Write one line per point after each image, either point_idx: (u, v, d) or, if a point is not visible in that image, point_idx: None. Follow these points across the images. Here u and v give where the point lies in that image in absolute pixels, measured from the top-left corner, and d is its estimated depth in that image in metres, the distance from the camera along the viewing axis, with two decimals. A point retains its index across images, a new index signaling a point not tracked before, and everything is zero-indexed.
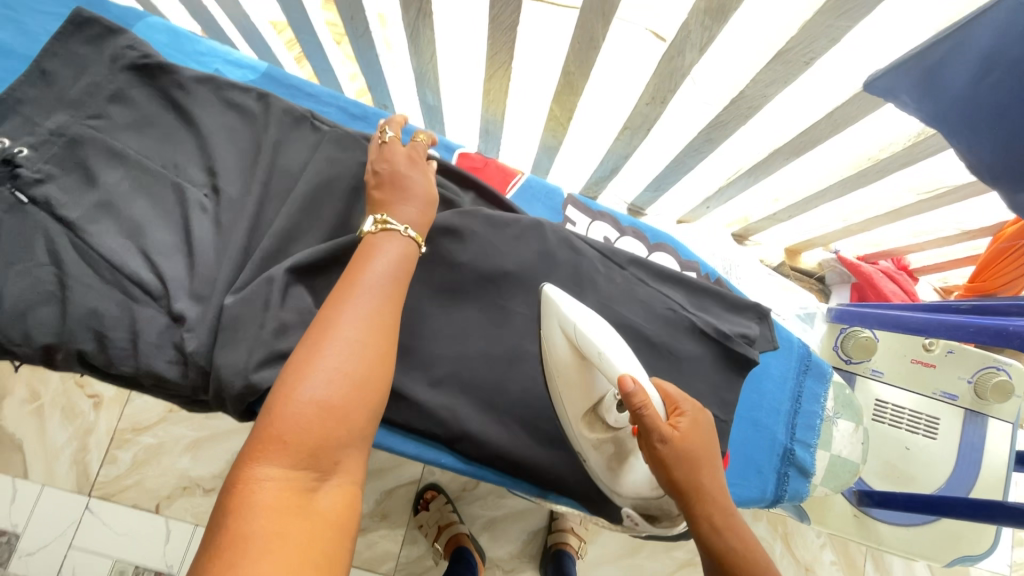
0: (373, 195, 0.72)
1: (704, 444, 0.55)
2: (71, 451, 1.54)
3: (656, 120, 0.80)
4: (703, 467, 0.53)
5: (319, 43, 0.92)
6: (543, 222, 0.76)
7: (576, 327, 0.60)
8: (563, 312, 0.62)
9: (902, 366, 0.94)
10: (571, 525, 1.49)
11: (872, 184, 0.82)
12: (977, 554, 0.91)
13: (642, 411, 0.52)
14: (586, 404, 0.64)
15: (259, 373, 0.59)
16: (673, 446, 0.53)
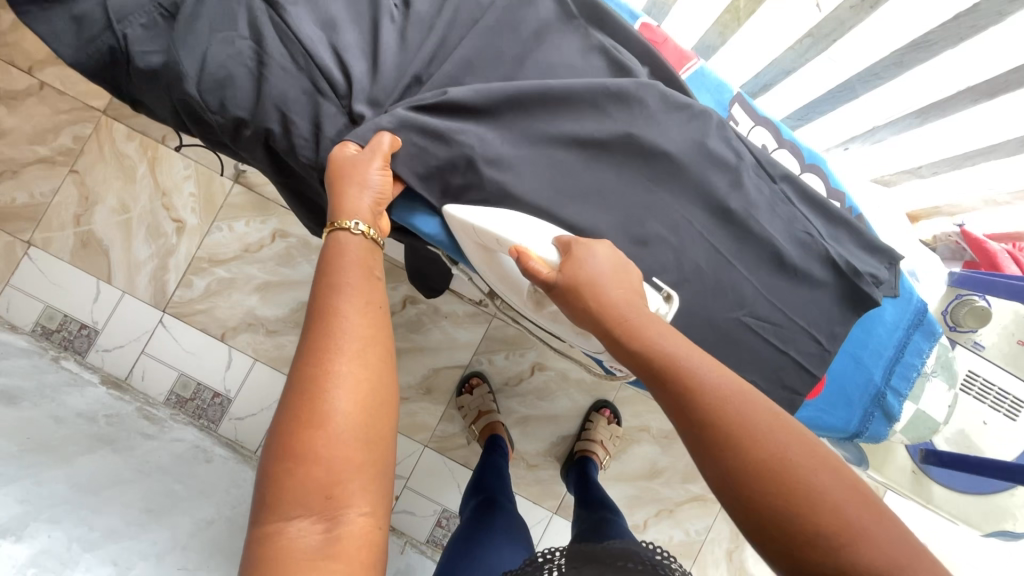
0: (558, 37, 0.69)
1: (595, 271, 0.60)
2: (151, 267, 1.62)
3: (849, 28, 0.78)
4: (596, 287, 0.59)
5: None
6: (710, 111, 0.73)
7: (476, 227, 0.63)
8: (470, 223, 0.63)
9: (1006, 345, 0.93)
10: (600, 438, 1.55)
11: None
12: (1015, 532, 0.95)
13: (529, 269, 0.61)
14: (519, 288, 0.70)
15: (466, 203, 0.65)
16: (565, 291, 0.60)
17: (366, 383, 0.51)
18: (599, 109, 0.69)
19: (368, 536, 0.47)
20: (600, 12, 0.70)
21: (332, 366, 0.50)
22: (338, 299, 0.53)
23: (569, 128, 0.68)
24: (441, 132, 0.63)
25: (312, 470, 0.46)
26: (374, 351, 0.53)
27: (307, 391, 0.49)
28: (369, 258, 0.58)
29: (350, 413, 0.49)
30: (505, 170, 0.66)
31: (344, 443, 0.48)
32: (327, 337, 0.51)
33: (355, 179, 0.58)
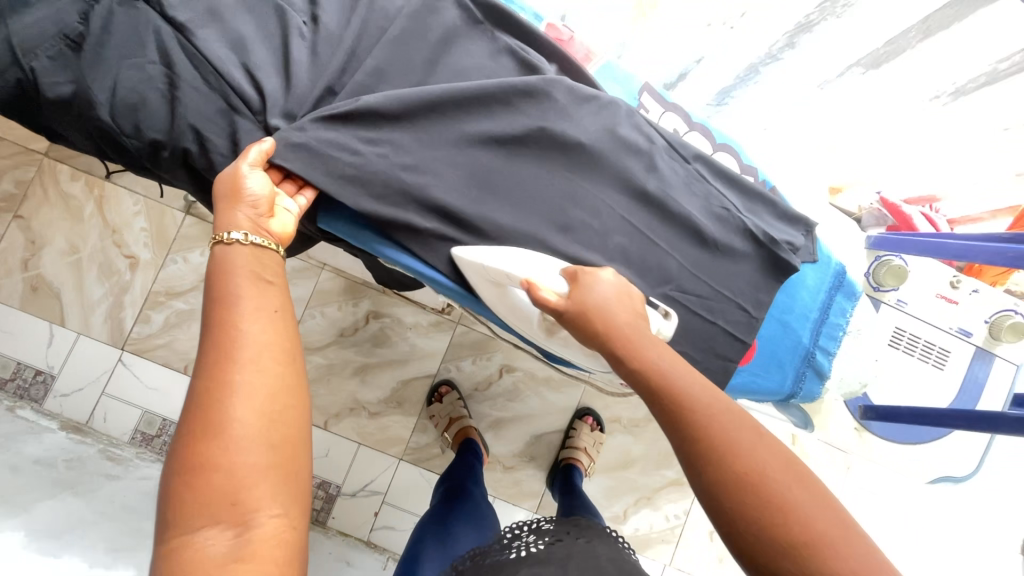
0: (465, 42, 0.72)
1: (603, 299, 0.65)
2: (107, 305, 1.60)
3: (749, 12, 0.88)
4: (600, 314, 0.64)
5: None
6: (618, 100, 0.77)
7: (482, 264, 0.68)
8: (477, 261, 0.69)
9: (928, 300, 0.99)
10: (584, 445, 1.58)
11: (957, 110, 0.90)
12: (960, 475, 0.99)
13: (539, 300, 0.66)
14: (531, 320, 0.74)
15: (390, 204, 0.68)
16: (583, 325, 0.64)
17: (264, 386, 0.51)
18: (511, 106, 0.72)
19: (278, 537, 0.47)
20: (504, 14, 0.73)
21: (230, 375, 0.50)
22: (233, 309, 0.53)
23: (484, 126, 0.71)
24: (357, 138, 0.66)
25: (213, 478, 0.46)
26: (274, 355, 0.53)
27: (205, 404, 0.49)
28: (258, 264, 0.58)
29: (250, 418, 0.49)
30: (425, 170, 0.70)
31: (246, 448, 0.48)
32: (225, 349, 0.51)
33: (234, 191, 0.60)
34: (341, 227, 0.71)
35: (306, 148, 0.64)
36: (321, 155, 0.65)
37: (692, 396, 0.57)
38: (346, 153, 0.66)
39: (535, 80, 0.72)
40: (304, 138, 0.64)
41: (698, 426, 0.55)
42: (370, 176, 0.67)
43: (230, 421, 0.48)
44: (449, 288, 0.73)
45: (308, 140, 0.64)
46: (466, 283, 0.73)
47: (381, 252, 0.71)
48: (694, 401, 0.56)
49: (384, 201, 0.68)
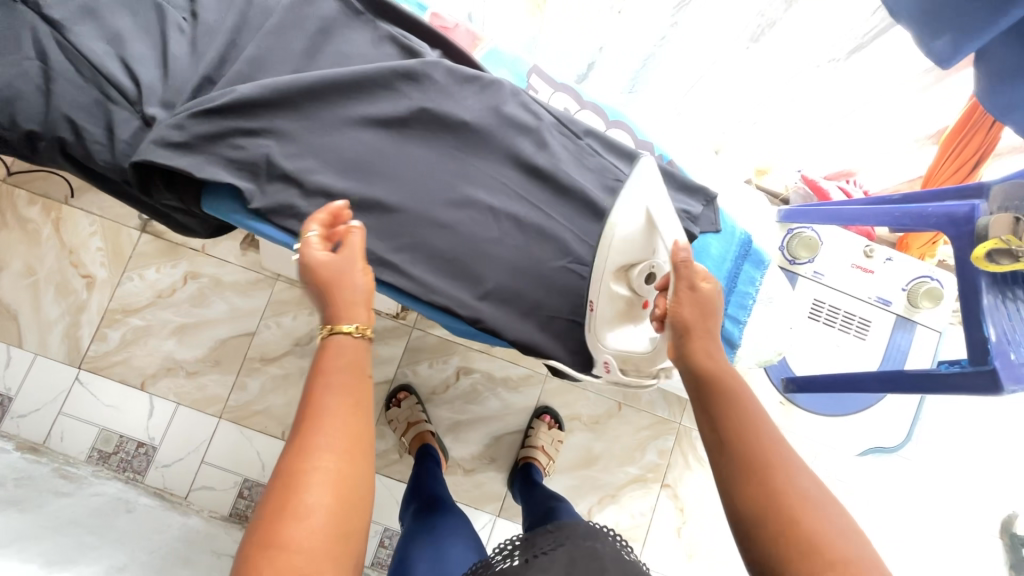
0: (346, 33, 0.75)
1: (706, 319, 0.64)
2: (63, 325, 1.62)
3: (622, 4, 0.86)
4: (699, 334, 0.63)
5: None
6: (503, 80, 0.79)
7: (631, 211, 0.72)
8: (623, 203, 0.73)
9: (843, 270, 1.00)
10: (541, 443, 1.56)
11: (854, 70, 0.83)
12: (889, 446, 0.98)
13: (677, 256, 0.66)
14: (617, 263, 0.75)
15: (272, 186, 0.69)
16: (677, 304, 0.65)
17: (346, 464, 0.49)
18: (393, 90, 0.74)
19: None
20: (384, 4, 0.76)
21: (318, 459, 0.48)
22: (327, 392, 0.52)
23: (366, 109, 0.73)
24: (237, 127, 0.68)
25: (286, 561, 0.43)
26: (360, 441, 0.51)
27: (287, 484, 0.46)
28: (359, 357, 0.56)
29: (327, 500, 0.46)
30: (310, 154, 0.71)
31: (321, 534, 0.45)
32: (311, 431, 0.49)
33: (335, 276, 0.60)
34: (220, 207, 0.69)
35: (185, 142, 0.65)
36: (200, 147, 0.66)
37: (761, 443, 0.55)
38: (225, 141, 0.67)
39: (414, 64, 0.74)
40: (180, 132, 0.64)
41: (757, 474, 0.53)
42: (251, 161, 0.68)
43: (307, 504, 0.45)
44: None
45: (185, 133, 0.65)
46: None
47: (265, 232, 0.70)
48: (761, 448, 0.54)
49: (267, 184, 0.69)
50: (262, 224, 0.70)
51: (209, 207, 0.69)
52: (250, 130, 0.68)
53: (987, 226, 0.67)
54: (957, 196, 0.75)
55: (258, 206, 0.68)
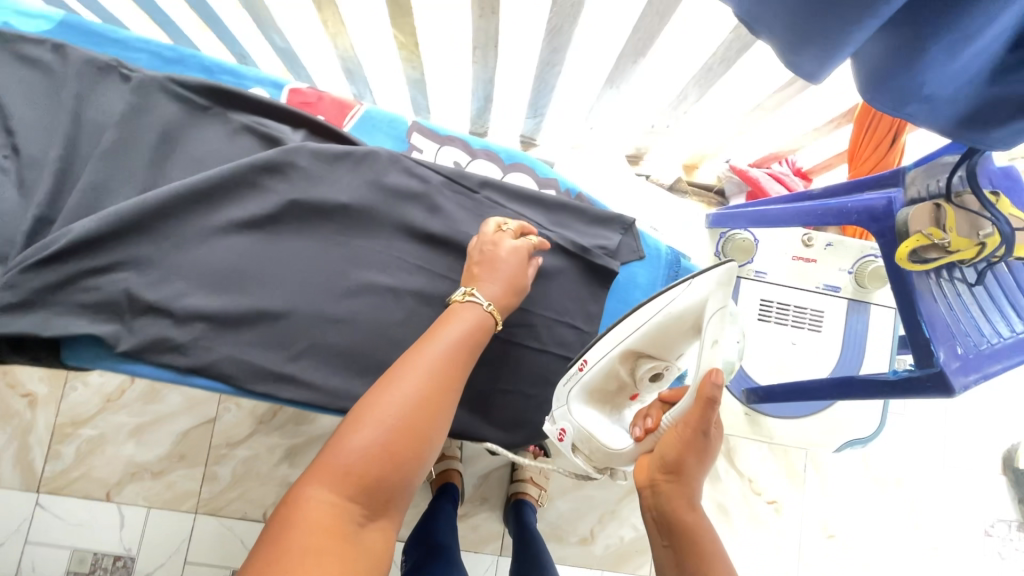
0: (194, 134, 0.69)
1: (695, 467, 0.53)
2: (14, 448, 1.28)
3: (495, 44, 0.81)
4: (682, 487, 0.53)
5: (185, 34, 0.90)
6: (377, 149, 0.73)
7: (675, 305, 0.62)
8: (669, 297, 0.63)
9: (785, 265, 0.95)
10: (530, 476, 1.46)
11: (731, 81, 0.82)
12: (865, 438, 0.93)
13: (701, 394, 0.52)
14: (634, 343, 0.65)
15: (141, 320, 0.63)
16: (675, 440, 0.53)
17: (418, 415, 0.51)
18: (255, 187, 0.68)
19: (363, 545, 0.46)
20: (230, 94, 0.70)
21: (407, 391, 0.52)
22: (432, 345, 0.57)
23: (229, 214, 0.67)
24: (86, 268, 0.61)
25: (348, 457, 0.48)
26: (443, 395, 0.55)
27: (377, 398, 0.52)
28: (475, 333, 0.60)
29: (396, 428, 0.50)
30: (176, 277, 0.65)
31: (383, 451, 0.49)
32: (403, 367, 0.55)
33: (492, 276, 0.65)
34: (89, 357, 0.63)
35: (21, 302, 0.59)
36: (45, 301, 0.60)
37: None
38: (75, 288, 0.61)
39: (273, 155, 0.68)
40: (13, 291, 0.59)
41: None
42: (110, 301, 0.62)
43: (363, 431, 0.49)
44: (230, 391, 0.66)
45: (19, 293, 0.59)
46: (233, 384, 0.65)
47: (142, 372, 0.64)
48: None
49: (132, 320, 0.63)
50: (129, 364, 0.64)
51: (67, 356, 0.63)
52: (100, 267, 0.62)
53: (908, 219, 0.64)
54: (875, 187, 0.70)
55: (126, 348, 0.62)
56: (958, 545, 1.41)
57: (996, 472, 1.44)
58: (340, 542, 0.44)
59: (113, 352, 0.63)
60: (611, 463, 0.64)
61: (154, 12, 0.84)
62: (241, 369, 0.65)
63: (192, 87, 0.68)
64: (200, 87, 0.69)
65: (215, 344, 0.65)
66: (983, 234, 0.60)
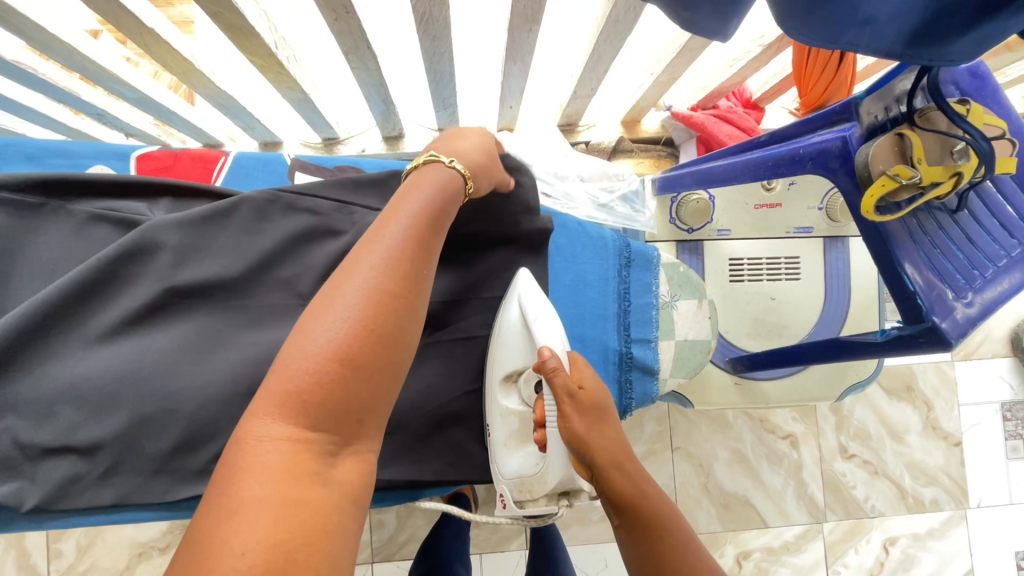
0: (36, 236, 0.58)
1: (598, 425, 0.54)
2: (12, 556, 1.20)
3: (369, 47, 0.69)
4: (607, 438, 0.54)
5: (23, 106, 0.77)
6: (256, 192, 0.64)
7: (515, 314, 0.64)
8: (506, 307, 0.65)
9: (747, 216, 0.87)
10: None
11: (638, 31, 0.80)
12: (866, 379, 0.87)
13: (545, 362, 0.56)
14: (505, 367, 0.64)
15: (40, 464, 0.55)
16: (563, 419, 0.55)
17: (386, 305, 0.36)
18: (125, 277, 0.57)
19: (344, 487, 0.32)
20: (66, 184, 0.59)
21: (374, 274, 0.37)
22: (394, 217, 0.41)
23: (98, 321, 0.56)
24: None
25: (300, 372, 0.33)
26: (416, 276, 0.39)
27: (332, 288, 0.36)
28: (445, 204, 0.46)
29: (366, 322, 0.35)
30: (62, 409, 0.54)
31: (352, 355, 0.34)
32: (365, 245, 0.39)
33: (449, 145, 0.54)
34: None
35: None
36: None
37: (673, 543, 0.47)
38: None
39: (140, 236, 0.58)
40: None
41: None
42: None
43: (312, 337, 0.34)
44: (152, 517, 0.62)
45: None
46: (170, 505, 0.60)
47: (51, 525, 0.59)
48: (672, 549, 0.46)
49: (33, 469, 0.55)
50: (54, 517, 0.58)
51: None
52: None
53: (868, 158, 0.55)
54: (828, 123, 0.62)
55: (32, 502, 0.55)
56: (978, 435, 1.38)
57: (1005, 356, 1.39)
58: (309, 493, 0.30)
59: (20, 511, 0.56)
60: (545, 481, 0.57)
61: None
62: (170, 477, 0.59)
63: (13, 186, 0.57)
64: (25, 182, 0.57)
65: (131, 464, 0.57)
66: (958, 153, 0.51)
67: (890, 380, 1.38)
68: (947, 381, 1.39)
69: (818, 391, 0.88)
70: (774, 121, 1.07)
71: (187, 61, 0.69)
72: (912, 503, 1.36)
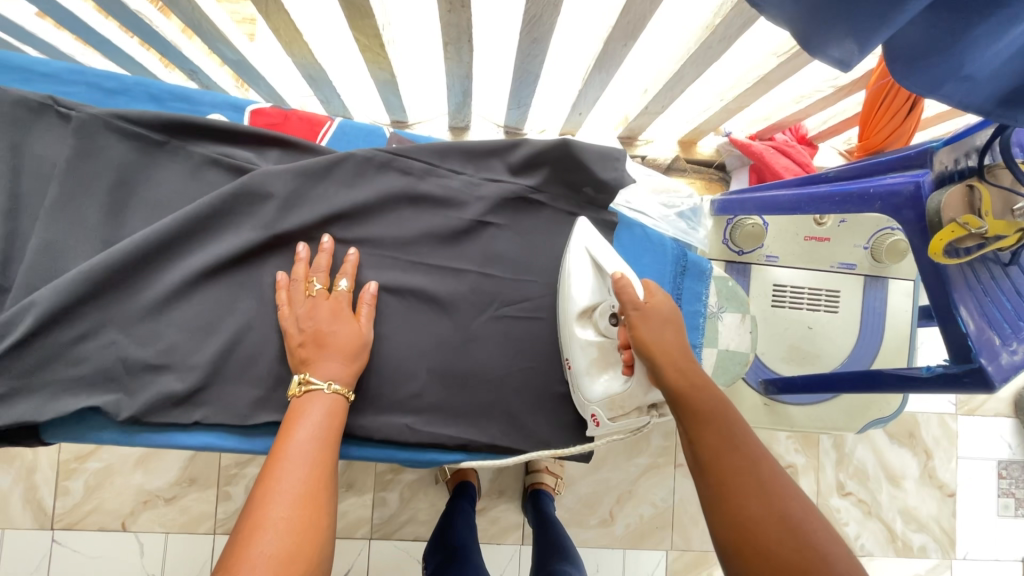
0: (156, 171, 0.64)
1: (667, 328, 0.55)
2: (20, 489, 1.21)
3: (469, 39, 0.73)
4: (673, 336, 0.55)
5: (122, 52, 0.80)
6: (353, 153, 0.68)
7: (590, 252, 0.66)
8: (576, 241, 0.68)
9: (796, 246, 0.91)
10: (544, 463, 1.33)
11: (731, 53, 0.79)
12: (888, 415, 0.91)
13: (621, 283, 0.57)
14: (575, 307, 0.65)
15: (142, 379, 0.59)
16: (634, 329, 0.55)
17: (315, 485, 0.47)
18: (232, 218, 0.64)
19: None
20: (184, 125, 0.64)
21: (292, 455, 0.49)
22: (292, 419, 0.53)
23: (210, 252, 0.63)
24: (64, 341, 0.58)
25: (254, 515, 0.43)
26: (323, 462, 0.50)
27: (265, 468, 0.48)
28: (336, 413, 0.55)
29: (294, 488, 0.46)
30: (166, 330, 0.61)
31: (279, 506, 0.44)
32: (283, 437, 0.51)
33: (320, 340, 0.59)
34: (73, 432, 0.60)
35: (6, 391, 0.56)
36: (29, 385, 0.57)
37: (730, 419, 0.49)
38: (63, 360, 0.58)
39: (247, 180, 0.64)
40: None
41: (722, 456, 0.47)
42: (102, 370, 0.59)
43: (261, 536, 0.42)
44: (231, 447, 0.62)
45: (3, 383, 0.56)
46: (250, 429, 0.63)
47: (141, 441, 0.61)
48: (729, 423, 0.49)
49: (130, 383, 0.59)
50: (144, 433, 0.61)
51: (72, 432, 0.60)
52: (79, 346, 0.58)
53: (940, 207, 0.58)
54: (899, 167, 0.65)
55: (129, 415, 0.58)
56: (972, 489, 1.42)
57: (1006, 417, 1.43)
58: None
59: (116, 421, 0.59)
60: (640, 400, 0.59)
61: (81, 33, 0.73)
62: (249, 407, 0.62)
63: (141, 123, 0.63)
64: (153, 119, 0.63)
65: (221, 385, 0.62)
66: (1020, 213, 0.55)
67: (894, 425, 1.42)
68: (949, 433, 1.43)
69: (840, 422, 0.92)
70: (824, 160, 1.11)
71: (297, 32, 0.72)
72: (901, 547, 1.39)
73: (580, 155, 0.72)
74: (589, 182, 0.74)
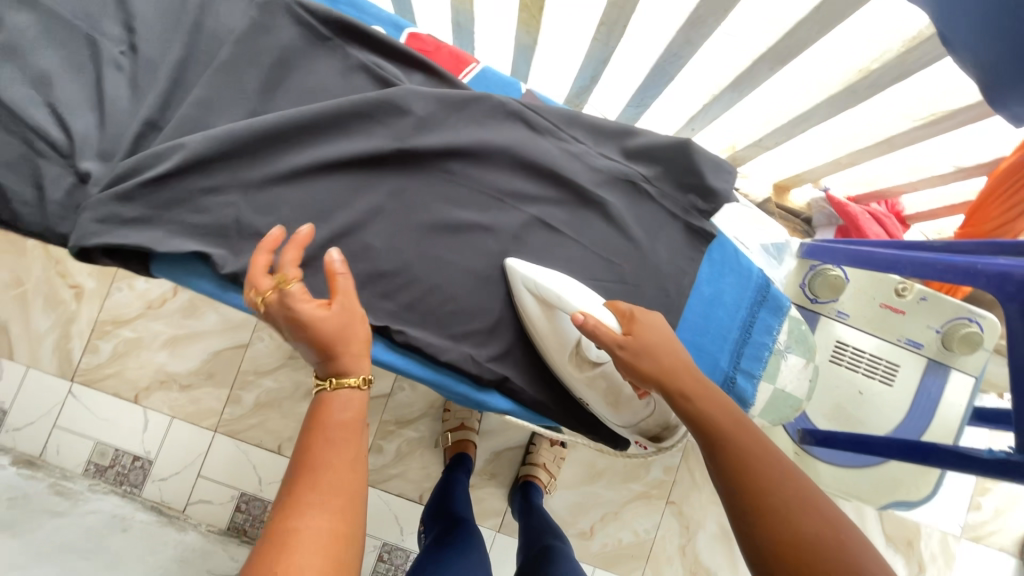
0: (315, 62, 0.68)
1: (657, 339, 0.58)
2: (56, 334, 1.26)
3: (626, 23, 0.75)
4: (665, 351, 0.57)
5: None
6: (491, 95, 0.71)
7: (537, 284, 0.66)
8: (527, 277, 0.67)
9: (869, 310, 0.91)
10: (543, 460, 1.27)
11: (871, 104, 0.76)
12: (913, 500, 0.90)
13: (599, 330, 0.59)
14: (565, 349, 0.67)
15: (250, 243, 0.64)
16: (633, 362, 0.57)
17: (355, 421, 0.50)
18: (370, 122, 0.68)
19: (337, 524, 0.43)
20: (352, 28, 0.69)
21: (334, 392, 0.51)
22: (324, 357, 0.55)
23: (345, 147, 0.67)
24: (197, 188, 0.62)
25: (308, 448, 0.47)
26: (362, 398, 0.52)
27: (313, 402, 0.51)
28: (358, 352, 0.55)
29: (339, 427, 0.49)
30: (285, 204, 0.65)
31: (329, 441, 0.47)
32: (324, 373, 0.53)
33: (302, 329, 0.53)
34: (177, 273, 0.63)
35: (139, 217, 0.60)
36: (158, 217, 0.61)
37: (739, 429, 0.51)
38: (189, 205, 0.62)
39: (394, 93, 0.68)
40: (131, 206, 0.60)
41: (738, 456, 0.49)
42: (218, 223, 0.63)
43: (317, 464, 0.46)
44: None
45: (137, 208, 0.60)
46: None
47: (231, 299, 0.64)
48: (740, 428, 0.51)
49: (240, 243, 0.63)
50: (239, 294, 0.64)
51: (176, 273, 0.63)
52: (207, 196, 0.62)
53: None
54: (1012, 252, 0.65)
55: (231, 271, 0.62)
56: None
57: (1008, 553, 1.39)
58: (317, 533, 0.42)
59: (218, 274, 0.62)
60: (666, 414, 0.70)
61: None
62: None
63: (318, 16, 0.67)
64: (328, 15, 0.67)
65: (317, 271, 0.66)
66: None
67: (894, 527, 1.38)
68: (946, 551, 1.39)
69: (868, 496, 0.91)
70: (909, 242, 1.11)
71: None
72: None
73: (697, 158, 0.74)
74: (698, 188, 0.76)
